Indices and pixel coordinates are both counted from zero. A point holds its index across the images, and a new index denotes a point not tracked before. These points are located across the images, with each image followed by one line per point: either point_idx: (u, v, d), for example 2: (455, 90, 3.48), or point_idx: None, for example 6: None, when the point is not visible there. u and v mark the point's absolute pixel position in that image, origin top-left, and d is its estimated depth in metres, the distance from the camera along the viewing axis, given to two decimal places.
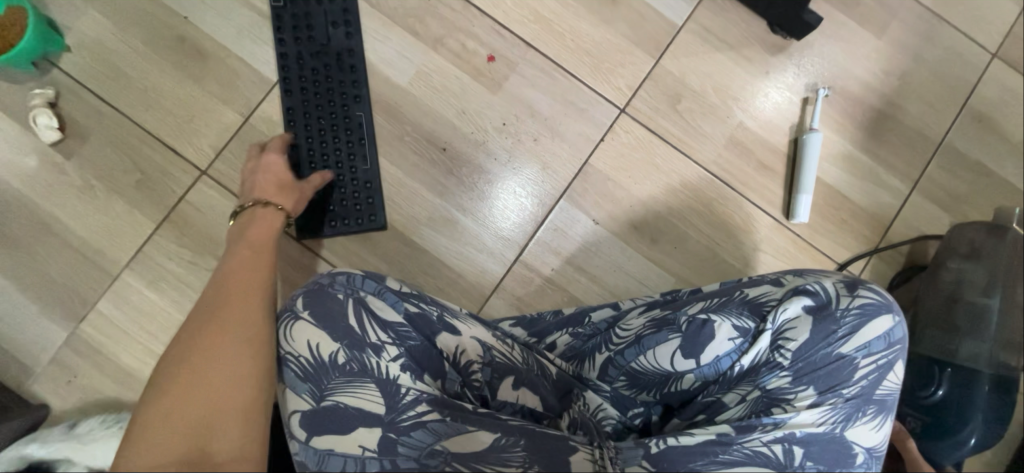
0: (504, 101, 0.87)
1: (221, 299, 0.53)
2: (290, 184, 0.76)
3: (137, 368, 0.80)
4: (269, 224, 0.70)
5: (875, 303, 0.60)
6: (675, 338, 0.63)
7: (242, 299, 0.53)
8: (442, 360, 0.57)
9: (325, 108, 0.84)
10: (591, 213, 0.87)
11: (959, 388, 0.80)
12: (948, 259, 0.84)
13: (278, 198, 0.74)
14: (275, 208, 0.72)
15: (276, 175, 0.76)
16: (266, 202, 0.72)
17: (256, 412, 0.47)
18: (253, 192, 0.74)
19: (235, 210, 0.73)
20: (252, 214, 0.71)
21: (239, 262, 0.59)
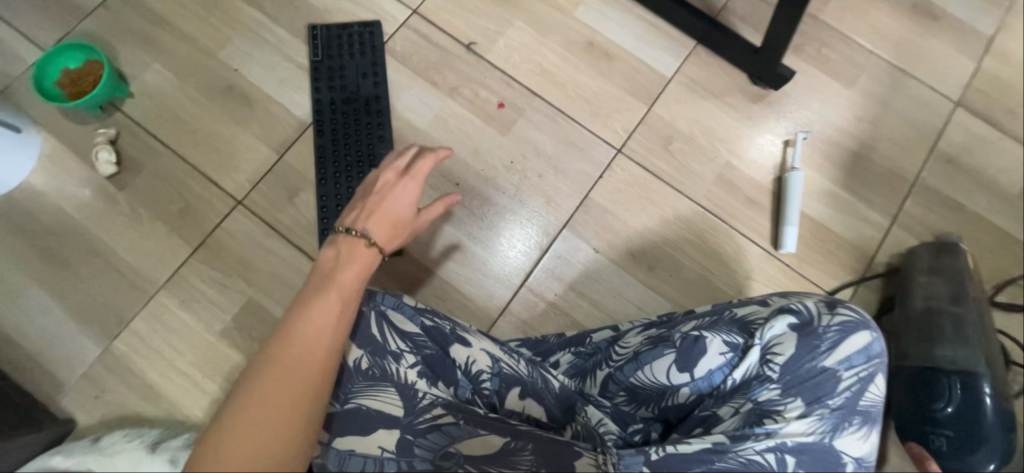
0: (512, 141, 0.97)
1: (288, 341, 0.51)
2: (416, 225, 0.66)
3: (162, 383, 0.85)
4: (361, 263, 0.59)
5: (854, 319, 0.64)
6: (669, 353, 0.67)
7: (310, 346, 0.52)
8: (455, 368, 0.63)
9: (352, 147, 0.94)
10: (592, 242, 0.94)
11: (967, 399, 0.82)
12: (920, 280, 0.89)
13: (385, 238, 0.63)
14: (376, 248, 0.61)
15: (397, 208, 0.64)
16: (369, 239, 0.61)
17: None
18: (363, 220, 0.62)
19: (342, 225, 0.62)
20: (342, 243, 0.60)
21: (325, 301, 0.55)
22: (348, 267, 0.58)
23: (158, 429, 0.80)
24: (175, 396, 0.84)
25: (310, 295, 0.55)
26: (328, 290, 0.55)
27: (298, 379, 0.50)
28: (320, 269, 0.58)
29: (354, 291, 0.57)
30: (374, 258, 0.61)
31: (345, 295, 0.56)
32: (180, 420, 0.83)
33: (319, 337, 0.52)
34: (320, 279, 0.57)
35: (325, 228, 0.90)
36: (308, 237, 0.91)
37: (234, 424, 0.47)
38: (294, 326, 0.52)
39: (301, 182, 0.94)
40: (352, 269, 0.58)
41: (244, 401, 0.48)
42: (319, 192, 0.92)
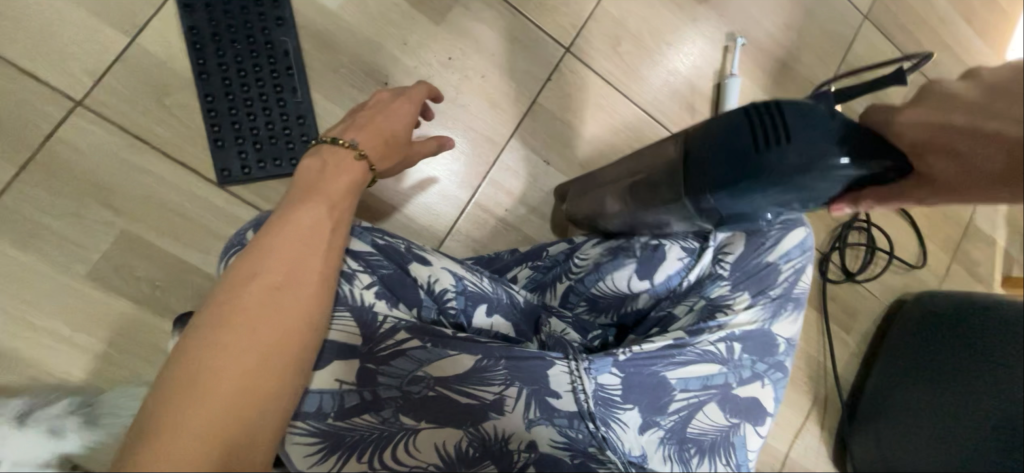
0: (447, 34, 0.82)
1: (278, 239, 0.48)
2: (405, 145, 0.66)
3: (12, 346, 0.65)
4: (353, 175, 0.57)
5: (794, 218, 0.69)
6: (630, 262, 0.68)
7: (302, 246, 0.48)
8: (418, 288, 0.57)
9: (240, 31, 0.72)
10: (541, 153, 0.88)
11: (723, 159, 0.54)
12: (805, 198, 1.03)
13: (377, 153, 0.62)
14: (369, 162, 0.59)
15: (392, 123, 0.65)
16: (361, 151, 0.59)
17: (293, 379, 0.45)
18: (354, 131, 0.62)
19: (328, 138, 0.60)
20: (331, 152, 0.58)
21: (313, 207, 0.51)
22: (339, 179, 0.55)
23: (26, 399, 0.63)
24: (35, 359, 0.66)
25: (298, 201, 0.51)
26: (319, 198, 0.52)
27: (296, 287, 0.47)
28: (304, 179, 0.54)
29: (347, 203, 0.54)
30: (365, 173, 0.59)
31: (339, 206, 0.53)
32: (53, 386, 0.66)
33: (315, 244, 0.49)
34: (309, 187, 0.53)
35: (218, 139, 0.71)
36: (195, 151, 0.71)
37: (224, 330, 0.43)
38: (282, 232, 0.48)
39: (170, 77, 0.71)
40: (345, 182, 0.55)
41: (235, 306, 0.44)
42: (202, 92, 0.71)
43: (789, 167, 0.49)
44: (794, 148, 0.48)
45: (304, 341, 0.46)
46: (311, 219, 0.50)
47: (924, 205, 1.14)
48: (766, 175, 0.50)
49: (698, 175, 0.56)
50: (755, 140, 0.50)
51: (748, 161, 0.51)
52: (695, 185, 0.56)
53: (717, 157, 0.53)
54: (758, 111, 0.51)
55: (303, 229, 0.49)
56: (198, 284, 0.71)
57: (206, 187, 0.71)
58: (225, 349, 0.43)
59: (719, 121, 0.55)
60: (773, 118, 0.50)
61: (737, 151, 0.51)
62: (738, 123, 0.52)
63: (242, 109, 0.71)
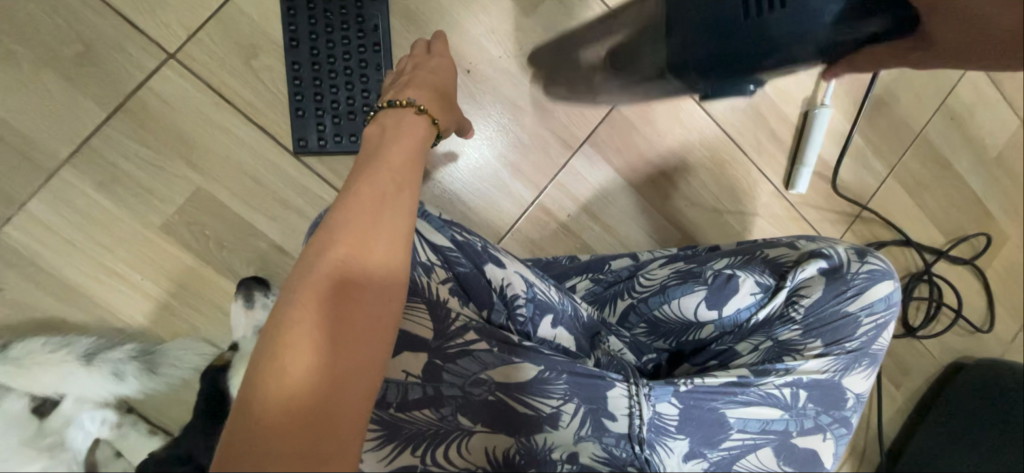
0: (535, 27, 0.80)
1: (346, 201, 0.46)
2: (455, 98, 0.65)
3: (85, 284, 0.67)
4: (415, 134, 0.56)
5: (881, 269, 0.66)
6: (700, 289, 0.65)
7: (372, 206, 0.46)
8: (490, 291, 0.57)
9: (335, 2, 0.71)
10: (612, 161, 0.85)
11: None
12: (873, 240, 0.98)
13: (432, 106, 0.61)
14: (427, 117, 0.58)
15: (442, 80, 0.65)
16: (419, 105, 0.58)
17: (378, 343, 0.42)
18: (405, 92, 0.61)
19: (382, 104, 0.59)
20: (396, 118, 0.57)
21: (380, 171, 0.49)
22: (401, 143, 0.53)
23: (93, 338, 0.66)
24: (104, 299, 0.68)
25: (362, 171, 0.49)
26: (381, 163, 0.50)
27: (368, 251, 0.44)
28: (365, 152, 0.53)
29: (411, 166, 0.51)
30: (425, 136, 0.57)
31: (404, 169, 0.50)
32: (118, 328, 0.68)
33: (383, 207, 0.46)
34: (370, 157, 0.51)
35: (299, 108, 0.71)
36: (275, 116, 0.71)
37: (296, 305, 0.40)
38: (347, 202, 0.46)
39: (261, 39, 0.70)
40: (407, 146, 0.53)
41: (305, 279, 0.42)
42: (289, 58, 0.71)
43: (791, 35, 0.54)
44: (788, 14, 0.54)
45: (379, 310, 0.43)
46: (374, 184, 0.47)
47: (1002, 267, 1.07)
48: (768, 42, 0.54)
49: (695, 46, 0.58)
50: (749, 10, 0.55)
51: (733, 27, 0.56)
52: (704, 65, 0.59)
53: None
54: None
55: (369, 193, 0.46)
56: (261, 249, 0.71)
57: (282, 154, 0.71)
58: (299, 325, 0.39)
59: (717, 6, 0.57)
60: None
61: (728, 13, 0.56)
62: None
63: (326, 80, 0.71)
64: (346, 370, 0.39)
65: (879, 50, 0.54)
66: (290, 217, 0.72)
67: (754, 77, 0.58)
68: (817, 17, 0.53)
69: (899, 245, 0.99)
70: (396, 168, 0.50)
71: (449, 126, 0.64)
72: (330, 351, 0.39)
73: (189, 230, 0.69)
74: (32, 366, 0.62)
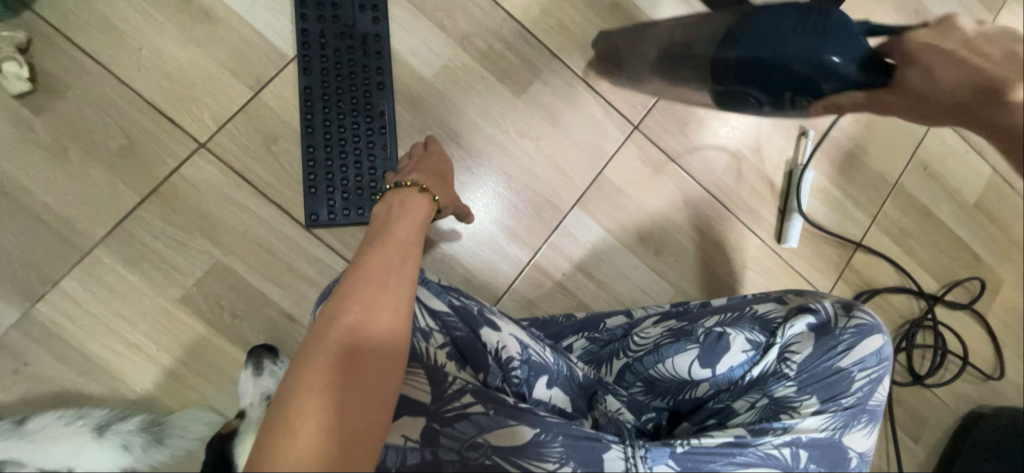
0: (526, 106, 0.89)
1: (357, 272, 0.51)
2: (452, 180, 0.72)
3: (105, 356, 0.71)
4: (420, 210, 0.62)
5: (868, 323, 0.68)
6: (693, 348, 0.67)
7: (382, 274, 0.51)
8: (486, 354, 0.59)
9: (347, 93, 0.81)
10: (603, 222, 0.90)
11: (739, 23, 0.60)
12: (863, 289, 1.00)
13: (433, 185, 0.68)
14: (428, 195, 0.65)
15: (442, 167, 0.72)
16: (421, 186, 0.65)
17: (386, 401, 0.45)
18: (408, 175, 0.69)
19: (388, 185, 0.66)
20: (402, 197, 0.63)
21: (388, 242, 0.55)
22: (407, 219, 0.60)
23: (105, 410, 0.68)
24: (120, 369, 0.71)
25: (370, 245, 0.55)
26: (388, 238, 0.55)
27: (376, 320, 0.48)
28: (374, 228, 0.59)
29: (416, 239, 0.57)
30: (428, 212, 0.63)
31: (408, 243, 0.56)
32: (130, 399, 0.71)
33: (389, 279, 0.51)
34: (377, 233, 0.57)
35: (312, 186, 0.78)
36: (289, 194, 0.78)
37: (309, 367, 0.44)
38: (358, 271, 0.51)
39: (280, 128, 0.79)
40: (411, 222, 0.59)
41: (318, 343, 0.45)
42: (305, 142, 0.79)
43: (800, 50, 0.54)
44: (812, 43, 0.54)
45: (384, 373, 0.46)
46: (381, 255, 0.53)
47: (1002, 311, 1.06)
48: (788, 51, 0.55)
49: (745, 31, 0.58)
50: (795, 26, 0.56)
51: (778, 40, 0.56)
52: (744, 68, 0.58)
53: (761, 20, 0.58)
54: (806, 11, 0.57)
55: (377, 266, 0.51)
56: (271, 317, 0.75)
57: (294, 227, 0.78)
58: (311, 389, 0.42)
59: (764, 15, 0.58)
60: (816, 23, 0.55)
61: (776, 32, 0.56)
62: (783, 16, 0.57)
63: (338, 160, 0.79)
64: (354, 425, 0.43)
65: (860, 95, 0.53)
66: (300, 284, 0.77)
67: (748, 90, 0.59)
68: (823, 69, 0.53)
69: (892, 293, 1.01)
70: (403, 240, 0.56)
71: (449, 206, 0.71)
72: (336, 414, 0.42)
73: (205, 302, 0.74)
74: (48, 439, 0.64)
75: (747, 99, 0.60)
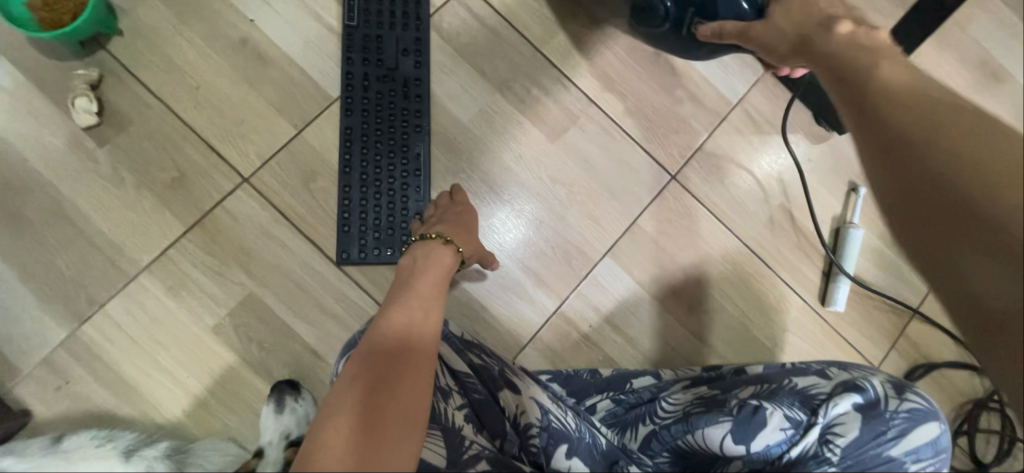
0: (560, 152, 0.88)
1: (380, 323, 0.53)
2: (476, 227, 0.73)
3: (139, 380, 0.73)
4: (442, 261, 0.65)
5: (923, 408, 0.62)
6: (726, 421, 0.62)
7: (405, 323, 0.53)
8: (504, 419, 0.59)
9: (386, 135, 0.83)
10: (634, 274, 0.87)
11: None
12: (918, 362, 0.92)
13: (457, 235, 0.69)
14: (452, 247, 0.67)
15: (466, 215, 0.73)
16: (446, 238, 0.67)
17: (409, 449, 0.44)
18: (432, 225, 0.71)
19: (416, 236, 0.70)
20: (426, 248, 0.66)
21: (412, 294, 0.57)
22: (430, 271, 0.63)
23: (134, 434, 0.70)
24: (152, 394, 0.73)
25: (394, 299, 0.57)
26: (410, 292, 0.58)
27: (395, 366, 0.48)
28: (399, 282, 0.62)
29: (438, 290, 0.60)
30: (450, 262, 0.66)
31: (430, 295, 0.58)
32: (159, 424, 0.72)
33: (412, 327, 0.53)
34: (401, 287, 0.60)
35: (346, 224, 0.79)
36: (323, 231, 0.80)
37: (332, 417, 0.44)
38: (382, 323, 0.53)
39: (320, 166, 0.81)
40: (433, 276, 0.62)
41: (342, 393, 0.46)
42: (342, 181, 0.81)
43: None
44: None
45: (403, 416, 0.45)
46: (404, 308, 0.55)
47: None
48: None
49: None
50: None
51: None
52: None
53: None
54: None
55: (399, 316, 0.54)
56: (296, 353, 0.76)
57: (326, 265, 0.79)
58: (330, 435, 0.43)
59: None
60: None
61: None
62: None
63: (372, 200, 0.80)
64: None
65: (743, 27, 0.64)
66: (326, 321, 0.78)
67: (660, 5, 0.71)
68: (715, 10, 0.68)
69: (951, 367, 0.92)
70: (426, 291, 0.59)
71: (474, 255, 0.71)
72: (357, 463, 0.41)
73: (235, 332, 0.76)
74: (75, 460, 0.63)
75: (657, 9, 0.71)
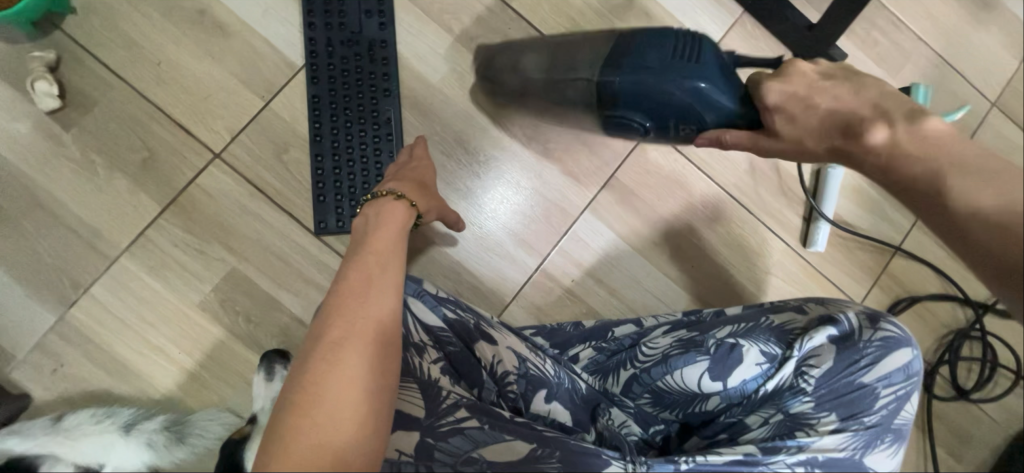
0: None
1: (338, 289, 0.51)
2: (435, 188, 0.72)
3: (132, 358, 0.75)
4: (399, 219, 0.62)
5: (897, 336, 0.63)
6: (703, 360, 0.64)
7: (362, 286, 0.51)
8: (480, 368, 0.60)
9: (355, 101, 0.81)
10: (614, 226, 0.87)
11: (622, 66, 0.57)
12: (900, 297, 0.93)
13: (413, 193, 0.68)
14: (404, 202, 0.65)
15: (423, 175, 0.72)
16: (397, 193, 0.65)
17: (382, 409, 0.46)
18: (387, 185, 0.69)
19: (366, 197, 0.67)
20: (381, 207, 0.63)
21: (369, 255, 0.55)
22: (386, 228, 0.60)
23: (133, 409, 0.72)
24: (146, 371, 0.75)
25: (352, 258, 0.55)
26: (366, 253, 0.55)
27: (354, 331, 0.48)
28: (355, 242, 0.59)
29: (396, 247, 0.57)
30: (405, 217, 0.63)
31: (387, 252, 0.56)
32: (155, 398, 0.75)
33: (370, 288, 0.51)
34: (357, 248, 0.57)
35: (321, 194, 0.79)
36: (299, 202, 0.80)
37: (299, 388, 0.45)
38: (340, 289, 0.51)
39: (291, 137, 0.81)
40: (391, 232, 0.59)
41: (306, 363, 0.46)
42: (313, 150, 0.80)
43: (650, 71, 0.56)
44: (684, 68, 0.55)
45: (372, 383, 0.46)
46: (361, 269, 0.53)
47: None
48: (656, 55, 0.56)
49: (630, 51, 0.58)
50: (677, 53, 0.56)
51: (664, 65, 0.56)
52: (632, 78, 0.57)
53: (642, 53, 0.57)
54: (681, 40, 0.57)
55: (355, 275, 0.52)
56: (283, 323, 0.78)
57: (305, 235, 0.79)
58: (300, 410, 0.43)
59: (649, 44, 0.57)
60: (693, 49, 0.56)
61: (658, 76, 0.56)
62: (666, 41, 0.57)
63: (344, 168, 0.80)
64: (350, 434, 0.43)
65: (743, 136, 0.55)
66: (310, 291, 0.79)
67: (630, 112, 0.59)
68: (713, 97, 0.55)
69: (933, 300, 0.93)
70: (382, 249, 0.56)
71: (433, 210, 0.71)
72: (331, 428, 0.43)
73: (221, 307, 0.77)
74: (79, 437, 0.68)
75: (632, 125, 0.61)
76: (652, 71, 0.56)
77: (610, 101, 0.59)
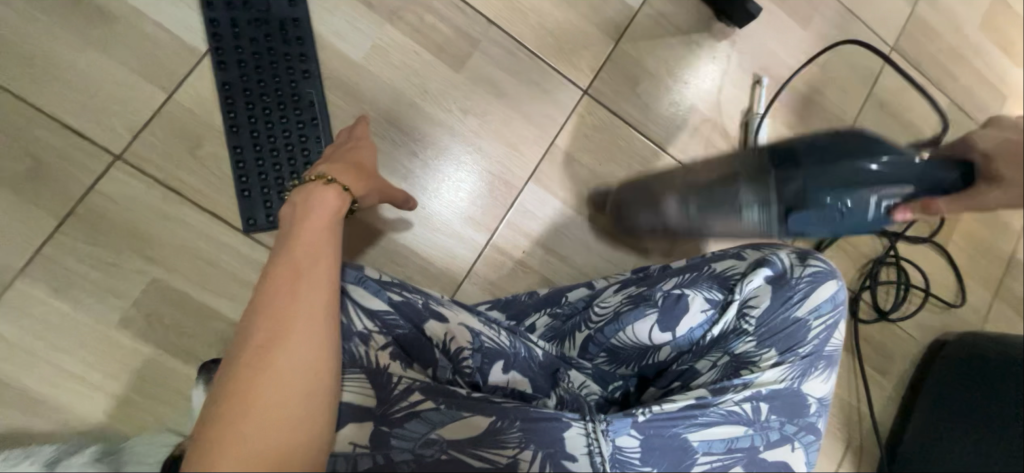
0: (467, 81, 0.84)
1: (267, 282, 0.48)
2: (374, 170, 0.68)
3: (46, 390, 0.67)
4: (331, 203, 0.58)
5: (823, 269, 0.68)
6: (652, 312, 0.65)
7: (293, 277, 0.48)
8: (432, 348, 0.60)
9: (270, 86, 0.75)
10: (559, 194, 0.87)
11: (812, 200, 0.56)
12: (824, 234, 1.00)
13: (347, 176, 0.63)
14: (336, 186, 0.59)
15: (359, 158, 0.67)
16: (327, 177, 0.60)
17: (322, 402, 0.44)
18: (318, 169, 0.63)
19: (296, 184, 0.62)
20: (309, 192, 0.58)
21: (298, 243, 0.51)
22: (317, 214, 0.56)
23: (53, 446, 0.64)
24: (66, 401, 0.68)
25: (281, 248, 0.52)
26: (293, 243, 0.51)
27: (286, 325, 0.45)
28: (284, 231, 0.55)
29: (328, 232, 0.54)
30: (339, 200, 0.58)
31: (320, 239, 0.52)
32: (81, 430, 0.68)
33: (301, 278, 0.48)
34: (285, 238, 0.53)
35: (245, 189, 0.73)
36: (221, 200, 0.73)
37: (230, 388, 0.42)
38: (269, 282, 0.48)
39: (203, 130, 0.74)
40: (322, 217, 0.55)
41: (236, 362, 0.43)
42: (231, 142, 0.74)
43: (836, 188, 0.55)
44: (868, 159, 0.55)
45: (310, 376, 0.44)
46: (291, 260, 0.49)
47: (962, 240, 1.07)
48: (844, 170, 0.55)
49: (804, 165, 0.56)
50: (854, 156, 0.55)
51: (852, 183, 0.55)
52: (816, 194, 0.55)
53: (825, 171, 0.55)
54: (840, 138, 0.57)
55: (285, 266, 0.49)
56: (219, 330, 0.72)
57: (232, 234, 0.74)
58: (231, 411, 0.41)
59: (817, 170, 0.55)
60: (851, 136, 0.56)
61: (848, 180, 0.55)
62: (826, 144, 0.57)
63: (268, 158, 0.74)
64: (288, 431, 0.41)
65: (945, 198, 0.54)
66: (246, 293, 0.74)
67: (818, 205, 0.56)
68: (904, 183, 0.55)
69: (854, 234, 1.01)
70: (313, 236, 0.52)
71: (370, 193, 0.66)
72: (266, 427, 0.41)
73: (146, 322, 0.70)
74: None
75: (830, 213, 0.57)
76: (832, 175, 0.55)
77: (796, 200, 0.56)
